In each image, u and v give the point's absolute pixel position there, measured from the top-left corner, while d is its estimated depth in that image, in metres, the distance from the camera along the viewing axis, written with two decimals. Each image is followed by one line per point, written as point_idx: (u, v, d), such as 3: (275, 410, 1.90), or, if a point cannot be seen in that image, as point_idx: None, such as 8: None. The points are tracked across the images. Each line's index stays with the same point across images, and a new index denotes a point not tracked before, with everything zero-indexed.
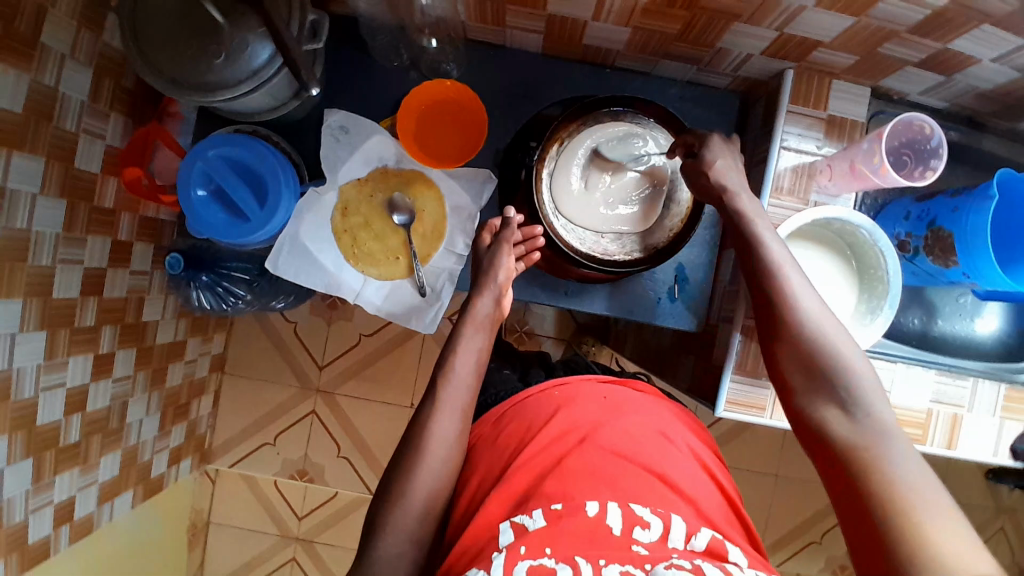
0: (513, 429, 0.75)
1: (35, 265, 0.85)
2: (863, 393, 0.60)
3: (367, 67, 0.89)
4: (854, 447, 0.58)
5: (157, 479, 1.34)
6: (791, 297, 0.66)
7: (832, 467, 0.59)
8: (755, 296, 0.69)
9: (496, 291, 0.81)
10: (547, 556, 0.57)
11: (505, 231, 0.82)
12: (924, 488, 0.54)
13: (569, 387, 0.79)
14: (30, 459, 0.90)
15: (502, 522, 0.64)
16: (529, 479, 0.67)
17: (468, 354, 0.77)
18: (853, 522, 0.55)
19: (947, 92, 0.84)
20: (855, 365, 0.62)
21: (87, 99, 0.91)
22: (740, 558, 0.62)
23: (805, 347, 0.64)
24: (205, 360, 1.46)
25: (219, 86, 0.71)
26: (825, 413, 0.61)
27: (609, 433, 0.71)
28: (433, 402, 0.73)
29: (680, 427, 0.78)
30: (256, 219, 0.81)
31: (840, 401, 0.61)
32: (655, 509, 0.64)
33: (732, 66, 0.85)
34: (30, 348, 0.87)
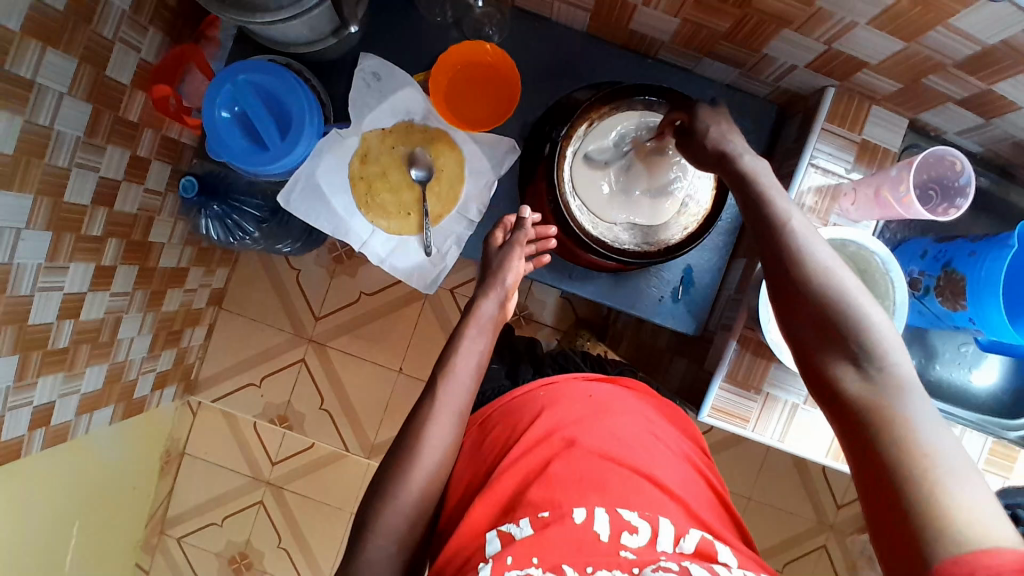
0: (498, 433, 0.74)
1: (52, 164, 0.85)
2: (881, 348, 0.56)
3: (409, 19, 0.89)
4: (873, 408, 0.54)
5: (139, 400, 1.34)
6: (802, 253, 0.61)
7: (850, 430, 0.55)
8: (766, 251, 0.64)
9: (502, 292, 0.82)
10: (534, 566, 0.56)
11: (518, 232, 0.83)
12: (949, 449, 0.51)
13: (555, 387, 0.77)
14: (17, 355, 0.91)
15: (490, 531, 0.63)
16: (515, 483, 0.66)
17: (469, 354, 0.77)
18: (872, 488, 0.52)
19: (984, 137, 0.83)
20: (873, 321, 0.57)
21: (128, 9, 0.92)
22: (729, 558, 0.61)
23: (817, 305, 0.59)
24: (204, 292, 1.46)
25: (261, 9, 0.70)
26: (841, 371, 0.57)
27: (593, 433, 0.70)
28: (433, 400, 0.73)
29: (666, 425, 0.77)
30: (275, 149, 0.81)
31: (859, 361, 0.56)
32: (643, 513, 0.62)
33: (774, 76, 0.84)
34: (35, 245, 0.87)
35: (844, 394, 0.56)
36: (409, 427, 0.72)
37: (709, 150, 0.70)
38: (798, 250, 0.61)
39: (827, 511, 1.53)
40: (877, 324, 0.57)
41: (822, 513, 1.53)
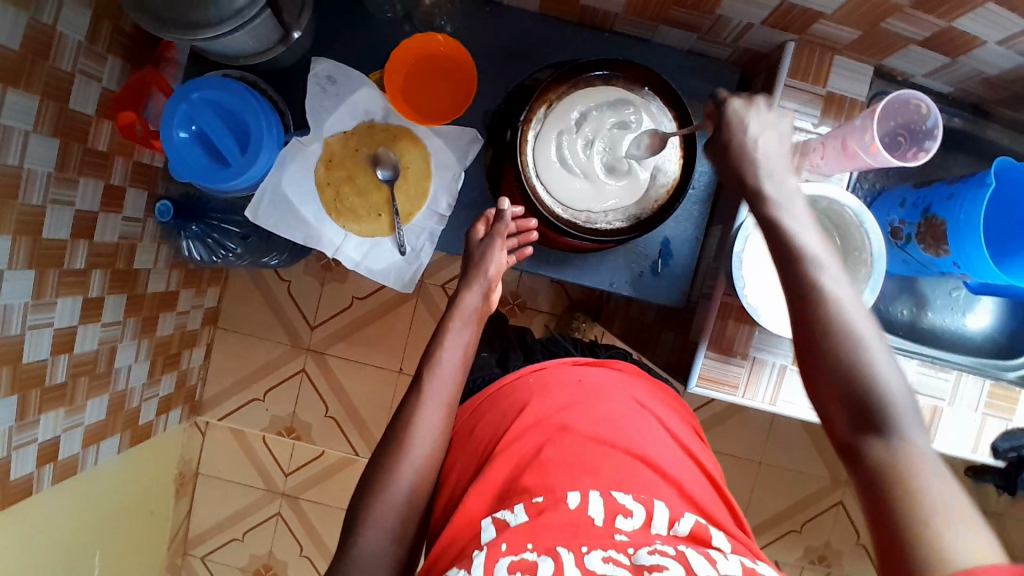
0: (488, 422, 0.72)
1: (26, 203, 0.85)
2: (900, 413, 0.54)
3: (360, 18, 0.88)
4: (890, 470, 0.52)
5: (145, 426, 1.35)
6: (829, 299, 0.59)
7: (869, 497, 0.53)
8: (789, 295, 0.61)
9: (484, 284, 0.81)
10: (528, 551, 0.56)
11: (500, 224, 0.82)
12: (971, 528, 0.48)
13: (544, 371, 0.76)
14: (15, 396, 0.92)
15: (485, 519, 0.62)
16: (507, 469, 0.65)
17: (455, 348, 0.76)
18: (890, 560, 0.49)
19: (953, 76, 0.81)
20: (894, 393, 0.55)
21: (84, 40, 0.90)
22: (724, 543, 0.60)
23: (840, 356, 0.57)
24: (198, 313, 1.47)
25: (201, 25, 0.69)
26: (859, 432, 0.55)
27: (585, 418, 0.69)
28: (418, 396, 0.72)
29: (653, 402, 0.76)
30: (236, 165, 0.81)
31: (880, 430, 0.54)
32: (637, 496, 0.61)
33: (731, 36, 0.83)
34: (20, 285, 0.87)
35: (867, 460, 0.54)
36: (398, 418, 0.72)
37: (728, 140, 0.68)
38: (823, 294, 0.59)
39: (839, 467, 1.52)
40: (897, 396, 0.55)
41: (834, 468, 1.52)
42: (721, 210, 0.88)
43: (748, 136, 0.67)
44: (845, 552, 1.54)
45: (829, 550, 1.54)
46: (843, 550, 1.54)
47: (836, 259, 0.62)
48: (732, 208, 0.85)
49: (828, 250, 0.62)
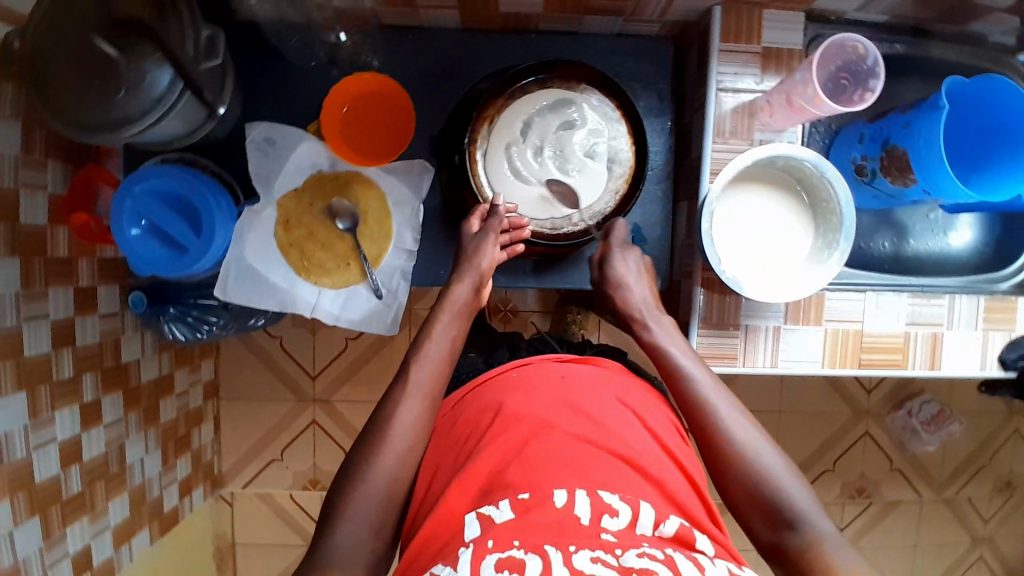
0: (471, 416, 0.69)
1: (0, 328, 0.85)
2: (800, 507, 0.62)
3: (286, 74, 0.87)
4: (807, 554, 0.59)
5: (171, 512, 1.34)
6: (720, 419, 0.68)
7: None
8: (689, 419, 0.70)
9: (477, 277, 0.78)
10: (515, 548, 0.52)
11: (492, 220, 0.79)
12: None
13: (529, 367, 0.72)
14: (36, 517, 0.92)
15: (468, 515, 0.58)
16: (492, 463, 0.61)
17: (442, 340, 0.74)
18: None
19: (884, 4, 0.80)
20: (789, 486, 0.64)
21: (20, 153, 0.86)
22: (707, 546, 0.57)
23: (743, 464, 0.65)
24: (197, 390, 1.45)
25: (126, 121, 0.70)
26: (775, 530, 0.62)
27: (571, 417, 0.65)
28: (399, 390, 0.69)
29: (639, 396, 0.73)
30: (194, 248, 0.80)
31: (789, 523, 0.62)
32: (624, 496, 0.58)
33: (657, 12, 0.81)
34: (13, 410, 0.87)
35: (788, 554, 0.60)
36: (378, 413, 0.69)
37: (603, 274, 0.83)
38: (713, 413, 0.68)
39: (859, 400, 1.50)
40: (790, 486, 0.64)
41: (854, 402, 1.50)
42: (684, 186, 0.87)
43: (621, 275, 0.82)
44: (882, 482, 1.53)
45: (866, 482, 1.53)
46: (880, 479, 1.53)
47: (717, 378, 0.72)
48: (694, 183, 0.84)
49: (709, 372, 0.73)
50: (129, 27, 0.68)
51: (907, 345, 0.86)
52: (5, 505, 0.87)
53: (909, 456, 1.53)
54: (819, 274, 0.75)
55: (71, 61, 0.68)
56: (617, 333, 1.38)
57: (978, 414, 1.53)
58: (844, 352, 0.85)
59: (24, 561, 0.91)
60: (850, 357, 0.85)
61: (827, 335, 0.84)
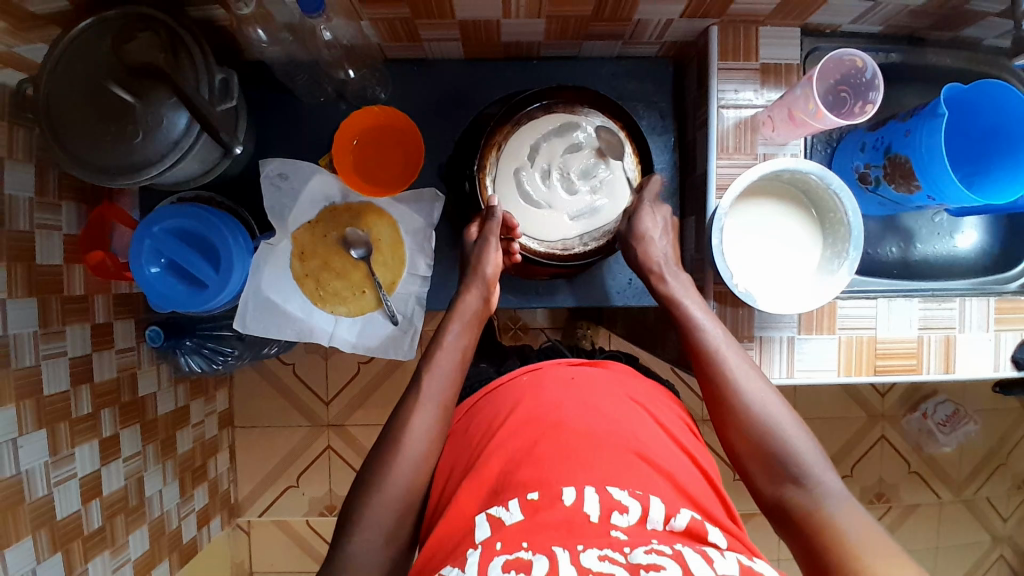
0: (483, 419, 0.70)
1: (20, 367, 0.86)
2: (810, 466, 0.63)
3: (296, 109, 0.89)
4: (814, 515, 0.60)
5: (190, 543, 1.34)
6: (734, 380, 0.68)
7: (795, 537, 0.61)
8: (703, 378, 0.71)
9: (484, 286, 0.79)
10: (523, 549, 0.53)
11: (490, 222, 0.79)
12: (875, 537, 0.57)
13: (538, 371, 0.73)
14: (59, 553, 0.93)
15: (478, 515, 0.59)
16: (503, 462, 0.62)
17: (452, 350, 0.75)
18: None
19: (878, 16, 0.82)
20: (800, 444, 0.64)
21: (35, 195, 0.88)
22: (721, 539, 0.57)
23: (753, 424, 0.66)
24: (212, 420, 1.45)
25: (144, 164, 0.71)
26: (782, 487, 0.63)
27: (579, 413, 0.65)
28: (408, 404, 0.70)
29: (653, 397, 0.73)
30: (213, 283, 0.81)
31: (796, 483, 0.63)
32: (633, 491, 0.58)
33: (655, 34, 0.83)
34: (35, 447, 0.88)
35: (792, 511, 0.62)
36: (389, 426, 0.69)
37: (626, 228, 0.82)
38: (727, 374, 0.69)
39: (874, 404, 1.50)
40: (798, 442, 0.64)
41: (869, 406, 1.50)
42: (690, 201, 0.89)
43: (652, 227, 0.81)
44: (901, 485, 1.52)
45: (885, 486, 1.52)
46: (899, 483, 1.52)
47: (732, 339, 0.73)
48: (700, 198, 0.85)
49: (723, 333, 0.73)
50: (144, 74, 0.70)
51: (920, 350, 0.86)
52: (28, 541, 0.87)
53: (926, 457, 1.52)
54: (829, 284, 0.76)
55: (91, 109, 0.70)
56: (628, 345, 1.39)
57: (993, 412, 1.52)
58: (859, 360, 0.85)
59: None
60: (865, 364, 0.85)
61: (841, 342, 0.85)
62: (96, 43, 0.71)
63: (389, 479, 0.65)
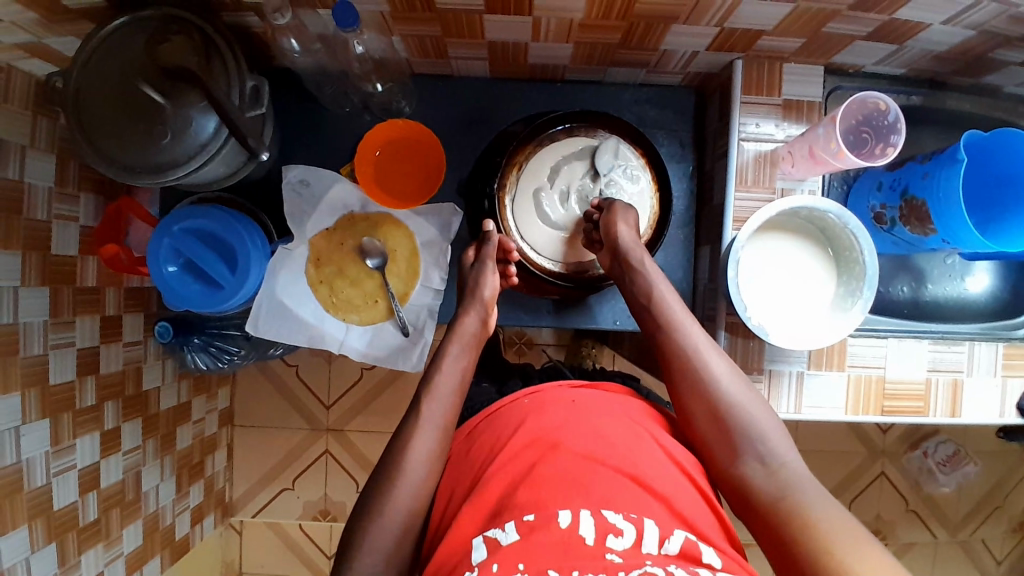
0: (484, 440, 0.69)
1: (28, 356, 0.86)
2: (773, 446, 0.65)
3: (320, 117, 0.90)
4: (778, 493, 0.62)
5: (182, 540, 1.33)
6: (703, 362, 0.70)
7: (758, 521, 0.62)
8: (671, 359, 0.72)
9: (482, 309, 0.80)
10: (520, 573, 0.53)
11: (485, 246, 0.82)
12: (839, 516, 0.58)
13: (539, 394, 0.72)
14: (52, 544, 0.92)
15: (476, 537, 0.59)
16: (502, 487, 0.62)
17: (452, 372, 0.75)
18: (785, 565, 0.57)
19: (902, 59, 0.83)
20: (764, 424, 0.66)
21: (54, 185, 0.89)
22: (715, 559, 0.57)
23: (719, 406, 0.67)
24: (212, 417, 1.45)
25: (171, 165, 0.72)
26: (744, 464, 0.65)
27: (577, 434, 0.64)
28: (414, 417, 0.70)
29: (651, 422, 0.70)
30: (229, 285, 0.81)
31: (761, 460, 0.64)
32: (629, 514, 0.57)
33: (680, 65, 0.84)
34: (37, 436, 0.88)
35: (754, 490, 0.63)
36: (395, 438, 0.70)
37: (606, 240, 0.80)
38: (697, 356, 0.70)
39: (876, 441, 1.50)
40: (764, 423, 0.66)
41: (870, 442, 1.50)
42: (706, 230, 0.89)
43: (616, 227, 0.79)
44: (898, 523, 1.52)
45: (882, 523, 1.51)
46: (896, 521, 1.51)
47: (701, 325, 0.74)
48: (716, 227, 0.86)
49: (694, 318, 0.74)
50: (177, 76, 0.71)
51: (927, 392, 0.86)
52: (23, 531, 0.87)
53: (925, 497, 1.52)
54: (844, 321, 0.76)
55: (122, 109, 0.71)
56: (632, 368, 1.39)
57: (994, 456, 1.52)
58: (866, 399, 0.85)
59: None
60: (872, 404, 0.85)
61: (850, 381, 0.85)
62: (129, 41, 0.72)
63: (392, 491, 0.65)
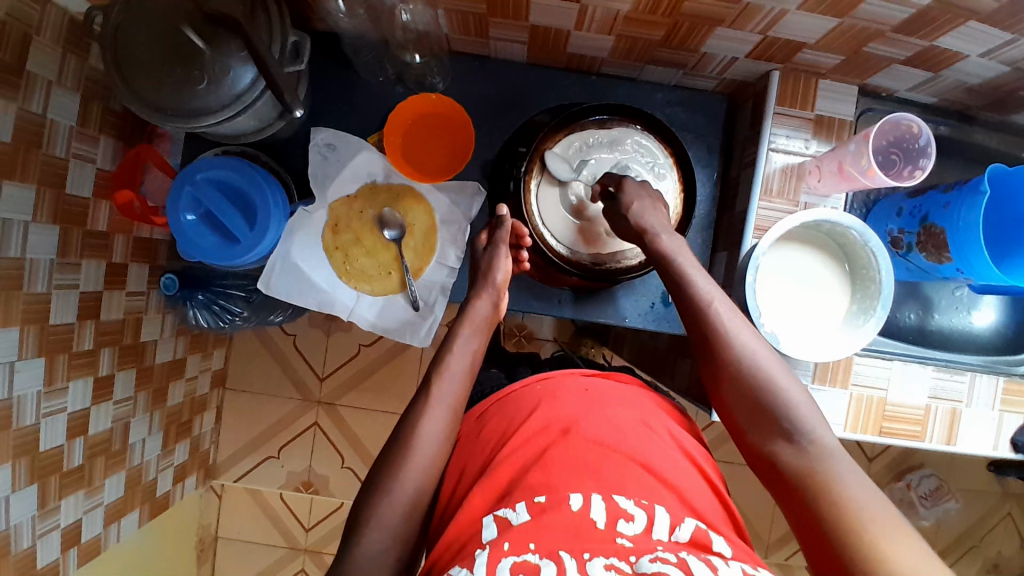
0: (495, 424, 0.70)
1: (31, 292, 0.85)
2: (803, 422, 0.63)
3: (353, 83, 0.90)
4: (805, 471, 0.60)
5: (162, 497, 1.32)
6: (726, 337, 0.68)
7: (786, 495, 0.61)
8: (696, 332, 0.71)
9: (494, 293, 0.81)
10: (530, 552, 0.53)
11: (499, 231, 0.82)
12: (870, 499, 0.57)
13: (551, 380, 0.73)
14: (35, 485, 0.90)
15: (485, 516, 0.59)
16: (514, 470, 0.62)
17: (463, 355, 0.75)
18: (814, 545, 0.57)
19: (935, 88, 0.84)
20: (793, 398, 0.64)
21: (75, 124, 0.88)
22: (725, 547, 0.58)
23: (744, 380, 0.66)
24: (205, 377, 1.44)
25: (203, 111, 0.72)
26: (773, 441, 0.63)
27: (590, 422, 0.66)
28: (427, 398, 0.71)
29: (663, 415, 0.72)
30: (246, 240, 0.81)
31: (789, 437, 0.62)
32: (639, 501, 0.58)
33: (717, 70, 0.85)
34: (31, 374, 0.87)
35: (782, 468, 0.62)
36: (404, 419, 0.69)
37: (631, 225, 0.77)
38: (720, 331, 0.68)
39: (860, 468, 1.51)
40: (790, 395, 0.64)
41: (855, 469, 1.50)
42: (725, 236, 0.90)
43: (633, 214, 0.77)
44: None
45: None
46: None
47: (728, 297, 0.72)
48: (735, 234, 0.86)
49: (718, 289, 0.72)
50: (218, 23, 0.70)
51: (926, 418, 0.87)
52: (8, 468, 0.85)
53: None
54: (855, 337, 0.77)
55: (161, 49, 0.71)
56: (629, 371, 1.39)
57: (974, 495, 1.54)
58: (865, 419, 0.86)
59: (16, 528, 0.88)
60: (871, 424, 0.86)
61: (851, 399, 0.86)
62: None
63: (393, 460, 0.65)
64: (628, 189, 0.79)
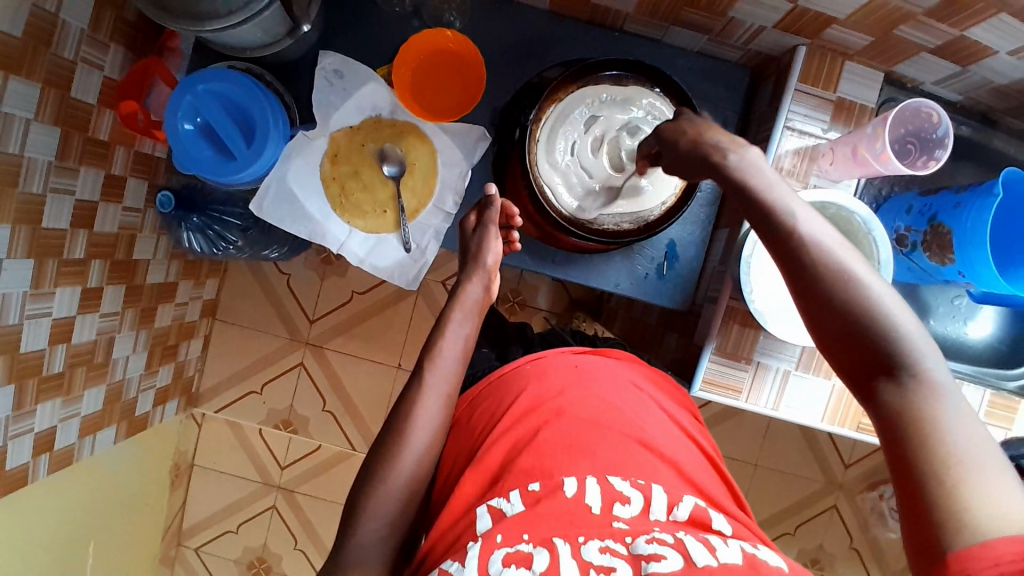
0: (486, 407, 0.70)
1: (26, 193, 0.83)
2: (910, 353, 0.54)
3: (369, 12, 0.87)
4: (908, 411, 0.53)
5: (141, 418, 1.32)
6: (819, 259, 0.58)
7: (886, 437, 0.54)
8: (778, 254, 0.60)
9: (485, 276, 0.79)
10: (524, 542, 0.53)
11: (489, 211, 0.81)
12: (982, 447, 0.50)
13: (542, 360, 0.72)
14: (12, 385, 0.90)
15: (478, 506, 0.58)
16: (505, 450, 0.62)
17: (456, 340, 0.73)
18: (911, 498, 0.50)
19: (961, 85, 0.81)
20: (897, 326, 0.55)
21: (86, 28, 0.87)
22: (725, 525, 0.57)
23: (843, 309, 0.56)
24: (196, 305, 1.44)
25: (210, 16, 0.70)
26: (874, 376, 0.55)
27: (583, 404, 0.65)
28: (419, 385, 0.69)
29: (659, 394, 0.72)
30: (243, 158, 0.80)
31: (892, 374, 0.54)
32: (635, 481, 0.58)
33: (742, 39, 0.82)
34: (18, 273, 0.85)
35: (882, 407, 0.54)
36: (397, 407, 0.68)
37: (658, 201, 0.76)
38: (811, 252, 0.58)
39: (834, 471, 1.50)
40: (895, 322, 0.55)
41: (829, 472, 1.50)
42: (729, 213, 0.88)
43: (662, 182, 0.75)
44: (837, 557, 1.52)
45: (821, 553, 1.52)
46: (836, 554, 1.52)
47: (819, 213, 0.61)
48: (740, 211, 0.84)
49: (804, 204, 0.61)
50: None
51: None
52: None
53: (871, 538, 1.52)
54: None
55: None
56: None
57: None
58: (845, 412, 0.85)
59: None
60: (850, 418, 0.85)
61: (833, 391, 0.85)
62: None
63: None
64: (669, 119, 0.72)
